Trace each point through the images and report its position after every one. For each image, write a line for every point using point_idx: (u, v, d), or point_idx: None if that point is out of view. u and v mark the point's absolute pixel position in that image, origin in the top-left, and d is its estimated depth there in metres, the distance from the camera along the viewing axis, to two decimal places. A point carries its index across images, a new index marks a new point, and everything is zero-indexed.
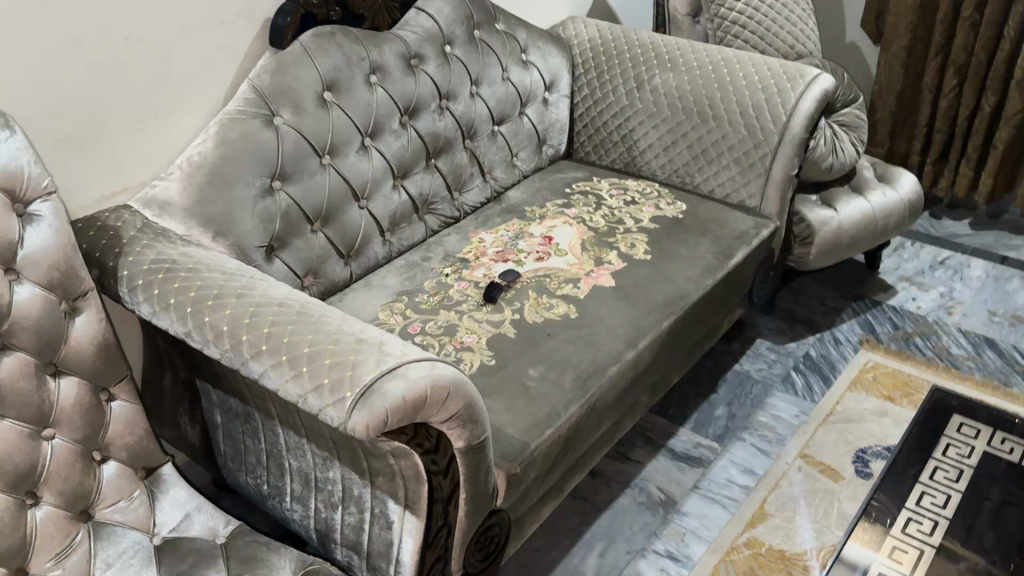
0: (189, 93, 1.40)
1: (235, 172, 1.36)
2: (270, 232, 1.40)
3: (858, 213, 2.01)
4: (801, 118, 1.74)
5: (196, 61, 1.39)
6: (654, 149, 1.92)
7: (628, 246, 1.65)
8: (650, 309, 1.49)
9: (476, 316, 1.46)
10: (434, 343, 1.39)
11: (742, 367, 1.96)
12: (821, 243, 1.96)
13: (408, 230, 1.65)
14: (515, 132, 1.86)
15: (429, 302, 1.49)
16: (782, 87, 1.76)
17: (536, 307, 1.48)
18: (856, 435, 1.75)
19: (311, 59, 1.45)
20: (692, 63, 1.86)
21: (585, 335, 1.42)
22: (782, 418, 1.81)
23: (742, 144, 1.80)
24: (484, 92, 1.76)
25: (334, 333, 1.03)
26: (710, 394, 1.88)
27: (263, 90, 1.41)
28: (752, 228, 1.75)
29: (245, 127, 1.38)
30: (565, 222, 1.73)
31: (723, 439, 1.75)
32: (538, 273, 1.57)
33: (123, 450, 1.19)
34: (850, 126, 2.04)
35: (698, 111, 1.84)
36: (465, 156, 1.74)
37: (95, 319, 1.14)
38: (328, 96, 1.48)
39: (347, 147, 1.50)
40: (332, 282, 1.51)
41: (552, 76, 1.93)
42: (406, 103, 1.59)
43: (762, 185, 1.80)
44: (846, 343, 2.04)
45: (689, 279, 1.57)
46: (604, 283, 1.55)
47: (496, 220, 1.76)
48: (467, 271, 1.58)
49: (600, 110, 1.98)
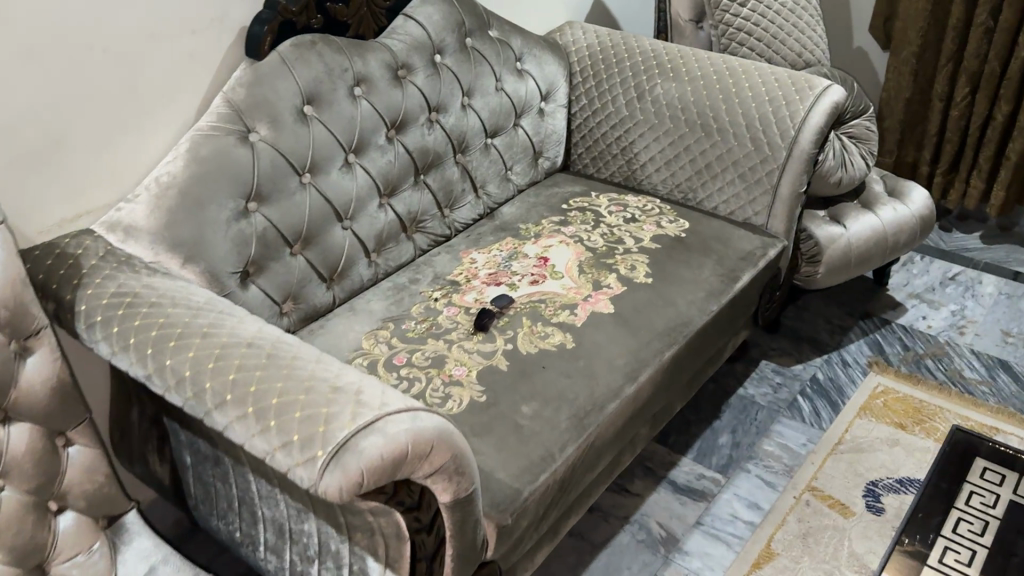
0: (160, 109, 1.30)
1: (206, 194, 1.26)
2: (244, 256, 1.31)
3: (868, 229, 1.92)
4: (810, 133, 1.65)
5: (167, 73, 1.30)
6: (655, 163, 1.83)
7: (628, 268, 1.55)
8: (651, 337, 1.40)
9: (466, 346, 1.36)
10: (421, 375, 1.30)
11: (746, 392, 1.87)
12: (829, 261, 1.87)
13: (395, 250, 1.56)
14: (509, 145, 1.77)
15: (416, 330, 1.41)
16: (791, 98, 1.67)
17: (530, 336, 1.39)
18: (866, 466, 1.67)
19: (290, 71, 1.35)
20: (695, 72, 1.78)
21: (582, 367, 1.33)
22: (789, 447, 1.72)
23: (748, 159, 1.71)
24: (477, 104, 1.66)
25: (307, 380, 0.94)
26: (714, 420, 1.79)
27: (238, 104, 1.31)
28: (759, 247, 1.65)
29: (218, 144, 1.28)
30: (562, 241, 1.63)
31: (727, 470, 1.67)
32: (533, 298, 1.47)
33: (81, 498, 1.09)
34: (861, 138, 1.95)
35: (701, 123, 1.75)
36: (456, 171, 1.65)
37: (49, 359, 1.04)
38: (308, 109, 1.38)
39: (329, 164, 1.41)
40: (313, 308, 1.43)
41: (549, 85, 1.84)
42: (392, 116, 1.49)
43: (769, 202, 1.71)
44: (854, 366, 1.95)
45: (692, 304, 1.48)
46: (603, 309, 1.45)
47: (489, 238, 1.67)
48: (458, 296, 1.49)
49: (599, 121, 1.89)
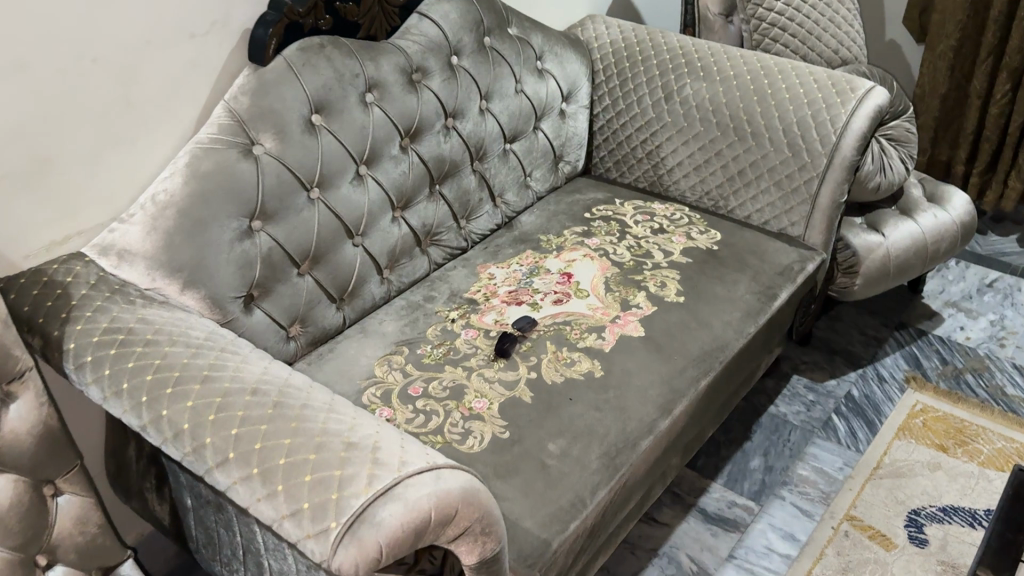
0: (156, 121, 1.21)
1: (207, 214, 1.17)
2: (248, 279, 1.22)
3: (908, 237, 1.81)
4: (852, 139, 1.54)
5: (164, 82, 1.20)
6: (683, 169, 1.73)
7: (657, 285, 1.45)
8: (685, 365, 1.30)
9: (487, 375, 1.27)
10: (438, 409, 1.21)
11: (778, 410, 1.77)
12: (866, 273, 1.77)
13: (409, 266, 1.47)
14: (529, 150, 1.67)
15: (432, 356, 1.31)
16: (831, 101, 1.56)
17: (555, 363, 1.29)
18: (907, 493, 1.57)
19: (296, 78, 1.25)
20: (727, 72, 1.67)
21: (612, 400, 1.23)
22: (825, 471, 1.63)
23: (784, 166, 1.60)
24: (496, 108, 1.56)
25: (317, 436, 0.84)
26: (744, 442, 1.69)
27: (240, 115, 1.21)
28: (796, 261, 1.55)
29: (220, 158, 1.19)
30: (586, 255, 1.53)
31: (760, 497, 1.58)
32: (557, 319, 1.37)
33: (71, 551, 1.01)
34: (900, 140, 1.83)
35: (733, 127, 1.64)
36: (474, 179, 1.55)
37: (35, 404, 0.95)
38: (316, 119, 1.28)
39: (340, 177, 1.31)
40: (322, 330, 1.34)
41: (570, 85, 1.73)
42: (407, 124, 1.39)
43: (807, 212, 1.60)
44: (891, 381, 1.85)
45: (727, 326, 1.38)
46: (633, 332, 1.35)
47: (508, 251, 1.57)
48: (476, 317, 1.39)
49: (624, 123, 1.78)
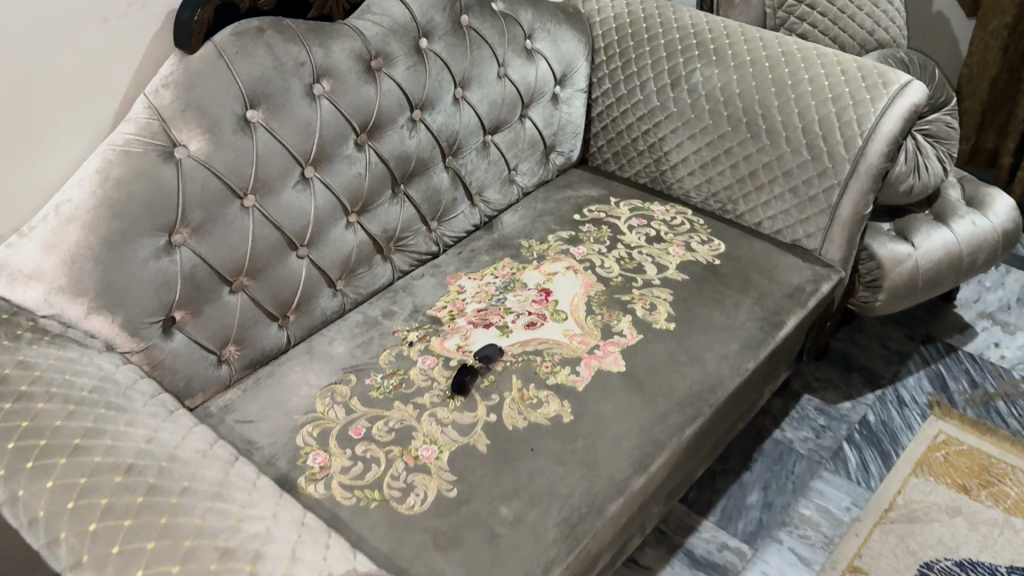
0: (64, 118, 1.05)
1: (119, 230, 1.01)
2: (167, 302, 1.07)
3: (941, 247, 1.61)
4: (880, 143, 1.34)
5: (72, 73, 1.03)
6: (688, 166, 1.53)
7: (646, 308, 1.28)
8: (668, 409, 1.13)
9: (440, 416, 1.11)
10: (380, 456, 1.06)
11: (783, 436, 1.61)
12: (891, 287, 1.57)
13: (367, 276, 1.31)
14: (514, 142, 1.49)
15: (382, 388, 1.16)
16: (859, 98, 1.36)
17: (519, 403, 1.13)
18: (920, 543, 1.41)
19: (229, 68, 1.07)
20: (743, 57, 1.46)
21: (580, 452, 1.07)
22: (829, 512, 1.47)
23: (802, 170, 1.40)
24: (473, 96, 1.38)
25: (187, 539, 0.71)
26: (743, 473, 1.54)
27: (162, 111, 1.04)
28: (810, 280, 1.37)
29: (134, 163, 1.02)
30: (569, 267, 1.36)
31: (755, 539, 1.42)
32: (527, 348, 1.21)
33: None
34: (940, 137, 1.62)
35: (746, 122, 1.44)
36: (446, 177, 1.38)
37: None
38: (253, 115, 1.11)
39: (281, 182, 1.15)
40: (261, 352, 1.20)
41: (565, 67, 1.54)
42: (363, 119, 1.22)
43: (825, 224, 1.41)
44: (912, 406, 1.67)
45: (722, 361, 1.21)
46: (612, 367, 1.18)
47: (484, 258, 1.40)
48: (437, 340, 1.23)
49: (624, 111, 1.59)
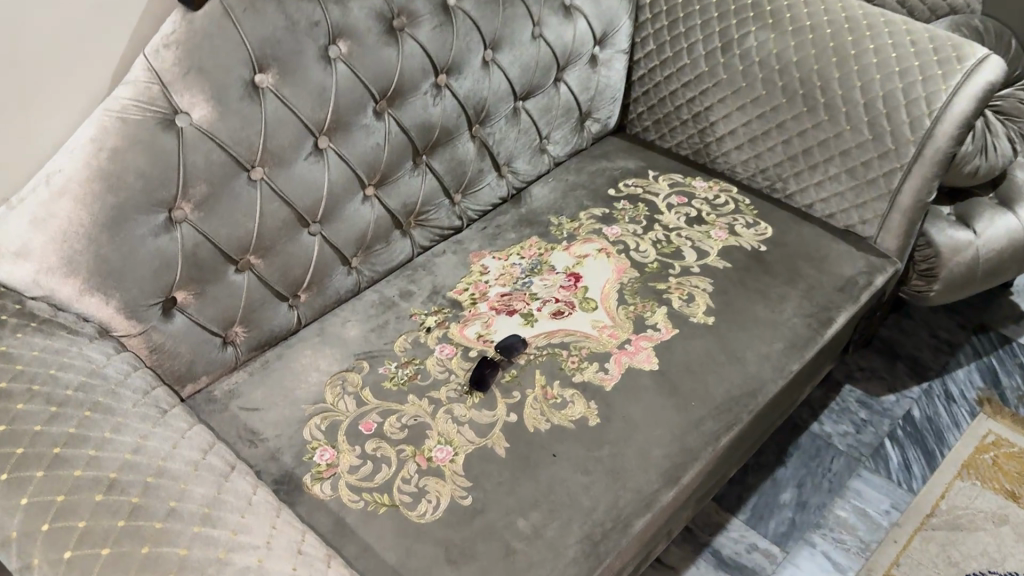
0: (54, 78, 0.95)
1: (115, 206, 0.92)
2: (168, 282, 0.99)
3: (1005, 234, 1.48)
4: (951, 125, 1.21)
5: (64, 29, 0.94)
6: (736, 139, 1.42)
7: (683, 299, 1.19)
8: (703, 415, 1.04)
9: (457, 413, 1.04)
10: (391, 456, 0.99)
11: (821, 429, 1.52)
12: (947, 277, 1.46)
13: (385, 253, 1.22)
14: (547, 108, 1.38)
15: (395, 379, 1.08)
16: (929, 73, 1.23)
17: (541, 403, 1.05)
18: (963, 553, 1.32)
19: (236, 27, 0.97)
20: (802, 22, 1.33)
21: (606, 461, 0.99)
22: (867, 514, 1.39)
23: (861, 150, 1.28)
24: (504, 59, 1.26)
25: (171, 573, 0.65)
26: (776, 468, 1.45)
27: (162, 75, 0.94)
28: (863, 272, 1.26)
29: (133, 131, 0.93)
30: (601, 250, 1.27)
31: (787, 541, 1.35)
32: (553, 340, 1.12)
33: None
34: (1010, 114, 1.48)
35: (803, 94, 1.32)
36: (472, 147, 1.28)
37: None
38: (262, 79, 1.01)
39: (293, 153, 1.06)
40: (269, 332, 1.12)
41: (606, 26, 1.41)
42: (383, 85, 1.11)
43: (883, 210, 1.30)
44: (961, 403, 1.57)
45: (764, 361, 1.11)
46: (644, 365, 1.10)
47: (510, 235, 1.31)
48: (457, 327, 1.15)
49: (668, 76, 1.47)
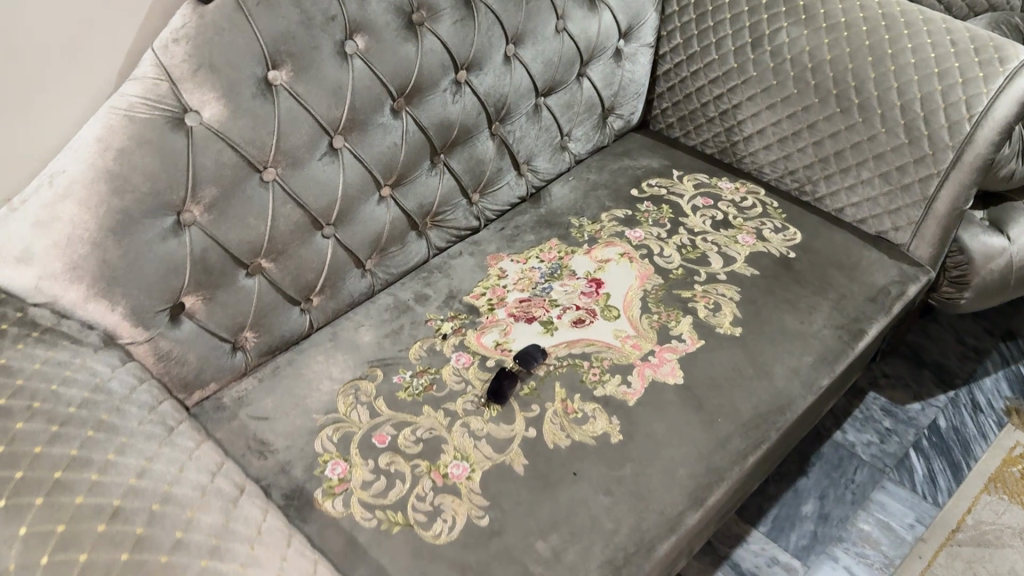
0: (58, 73, 0.91)
1: (122, 210, 0.88)
2: (176, 288, 0.95)
3: None
4: (991, 130, 1.16)
5: (69, 23, 0.89)
6: (764, 139, 1.37)
7: (709, 308, 1.14)
8: (730, 433, 1.00)
9: (474, 427, 1.00)
10: (405, 472, 0.95)
11: (844, 438, 1.48)
12: (979, 285, 1.41)
13: (400, 255, 1.18)
14: (569, 104, 1.33)
15: (410, 390, 1.04)
16: (968, 74, 1.17)
17: (561, 417, 1.01)
18: (991, 571, 1.29)
19: (249, 21, 0.92)
20: (837, 17, 1.26)
21: (628, 480, 0.95)
22: (891, 528, 1.35)
23: (896, 154, 1.23)
24: (526, 54, 1.21)
25: None
26: (798, 479, 1.42)
27: (172, 72, 0.89)
28: (895, 282, 1.22)
29: (140, 131, 0.88)
30: (624, 254, 1.22)
31: (808, 555, 1.31)
32: (574, 350, 1.08)
33: None
34: None
35: (836, 94, 1.26)
36: (491, 145, 1.23)
37: None
38: (275, 76, 0.96)
39: (307, 153, 1.01)
40: (280, 337, 1.09)
41: (632, 19, 1.36)
42: (401, 82, 1.07)
43: (917, 217, 1.25)
44: (988, 413, 1.53)
45: (793, 376, 1.07)
46: (668, 378, 1.05)
47: (530, 237, 1.27)
48: (474, 335, 1.11)
49: (695, 72, 1.42)
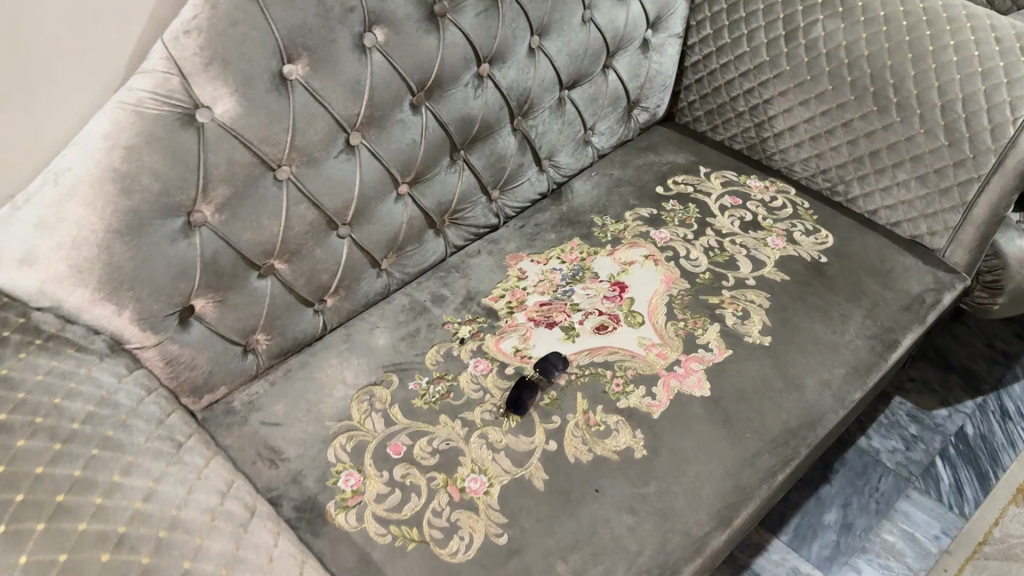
0: (63, 65, 0.87)
1: (129, 210, 0.84)
2: (186, 291, 0.92)
3: None
4: None
5: (75, 13, 0.85)
6: (796, 136, 1.32)
7: (737, 316, 1.10)
8: (758, 449, 0.97)
9: (492, 439, 0.96)
10: (421, 485, 0.92)
11: (869, 445, 1.44)
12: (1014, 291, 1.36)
13: (417, 254, 1.15)
14: (594, 97, 1.28)
15: (426, 397, 1.00)
16: (1011, 75, 1.10)
17: (583, 429, 0.97)
18: None
19: (263, 13, 0.86)
20: (874, 11, 1.20)
21: (653, 498, 0.92)
22: (917, 540, 1.31)
23: (935, 156, 1.17)
24: (551, 46, 1.16)
25: None
26: (821, 486, 1.38)
27: (182, 66, 0.83)
28: (931, 290, 1.17)
29: (150, 129, 0.83)
30: (648, 256, 1.18)
31: (831, 566, 1.28)
32: (597, 358, 1.05)
33: None
34: None
35: (874, 91, 1.20)
36: (513, 141, 1.18)
37: None
38: (291, 70, 0.91)
39: (323, 151, 0.97)
40: (293, 339, 1.05)
41: (661, 9, 1.31)
42: (422, 77, 1.02)
43: (956, 222, 1.20)
44: (1017, 420, 1.49)
45: (824, 389, 1.03)
46: (694, 390, 1.02)
47: (551, 235, 1.22)
48: (493, 340, 1.07)
49: (725, 64, 1.36)
